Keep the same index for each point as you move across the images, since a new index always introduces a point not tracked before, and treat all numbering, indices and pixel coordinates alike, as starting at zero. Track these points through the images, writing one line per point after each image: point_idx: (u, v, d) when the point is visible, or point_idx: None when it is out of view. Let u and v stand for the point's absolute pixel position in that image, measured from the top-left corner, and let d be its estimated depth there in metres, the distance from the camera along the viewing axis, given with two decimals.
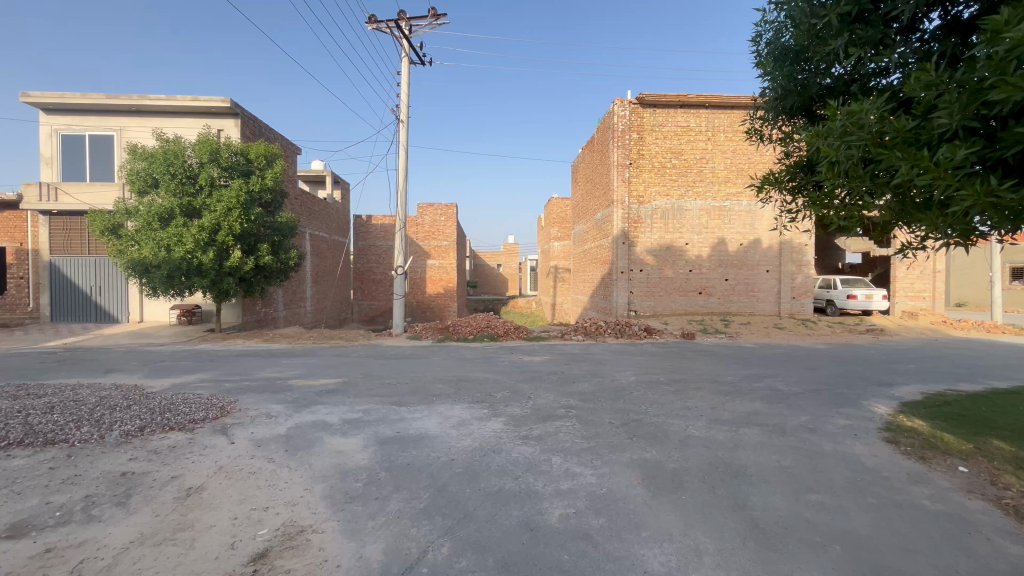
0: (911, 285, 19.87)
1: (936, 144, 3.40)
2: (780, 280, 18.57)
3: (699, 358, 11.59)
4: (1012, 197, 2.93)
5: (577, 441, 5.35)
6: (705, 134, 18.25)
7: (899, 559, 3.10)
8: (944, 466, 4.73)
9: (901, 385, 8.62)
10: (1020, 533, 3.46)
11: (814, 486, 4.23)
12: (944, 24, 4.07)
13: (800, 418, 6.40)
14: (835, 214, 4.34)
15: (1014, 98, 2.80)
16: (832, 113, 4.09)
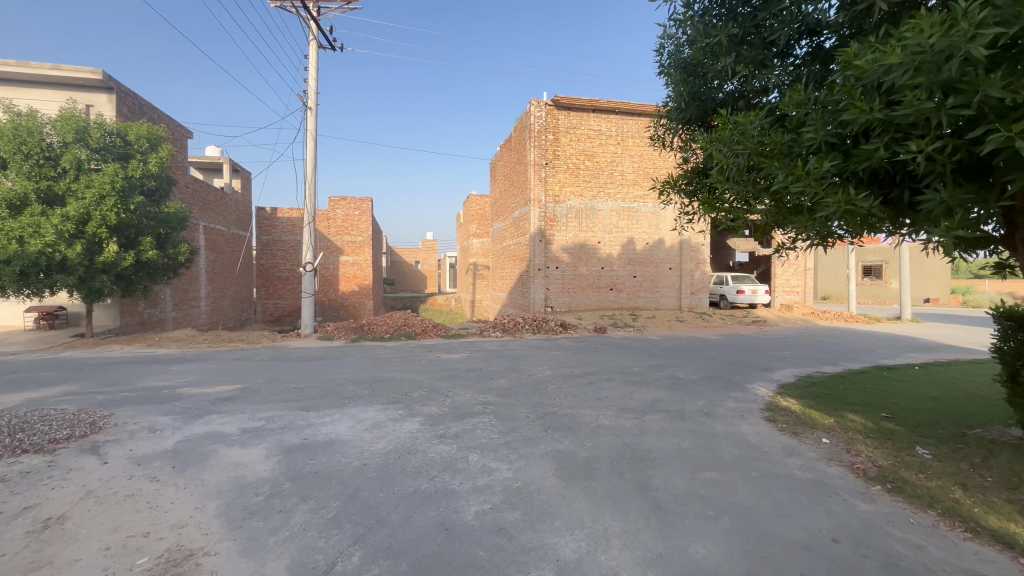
0: (787, 281, 22.61)
1: (805, 155, 3.87)
2: (681, 277, 20.15)
3: (610, 351, 12.23)
4: (863, 205, 3.39)
5: (493, 437, 5.40)
6: (615, 139, 19.26)
7: (776, 524, 3.50)
8: (811, 439, 5.43)
9: (779, 369, 9.76)
10: (868, 492, 4.07)
11: (708, 464, 4.64)
12: (810, 51, 4.57)
13: (696, 403, 6.99)
14: (724, 215, 4.79)
15: (861, 118, 3.26)
16: (722, 124, 4.53)
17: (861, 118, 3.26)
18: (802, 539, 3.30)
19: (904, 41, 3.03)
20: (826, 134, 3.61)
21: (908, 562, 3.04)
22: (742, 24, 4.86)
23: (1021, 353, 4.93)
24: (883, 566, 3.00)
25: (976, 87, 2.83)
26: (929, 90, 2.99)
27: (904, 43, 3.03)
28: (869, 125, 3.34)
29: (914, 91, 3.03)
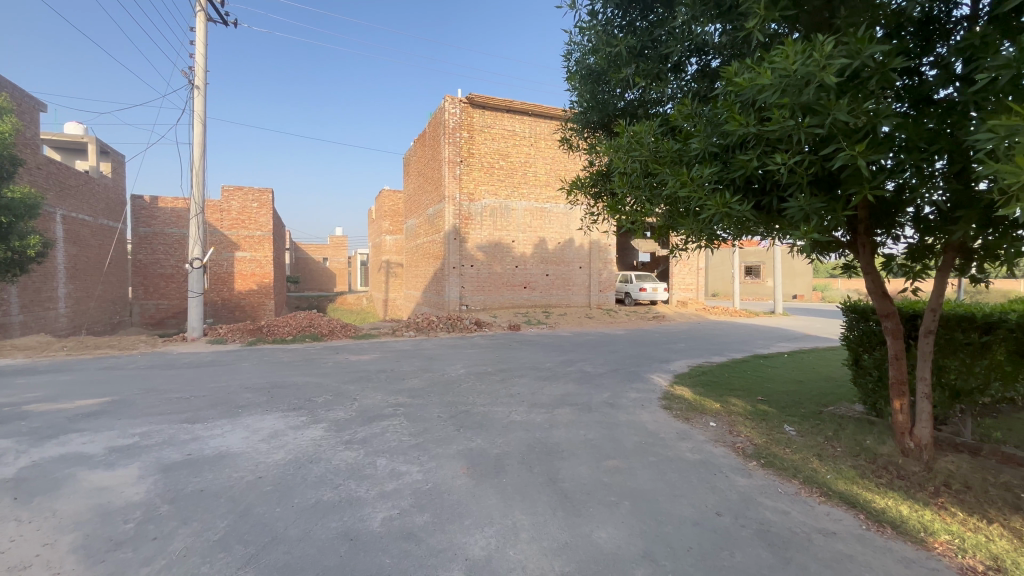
0: (683, 280, 24.75)
1: (692, 163, 4.23)
2: (590, 276, 21.14)
3: (523, 347, 12.49)
4: (739, 209, 3.77)
5: (404, 439, 5.25)
6: (527, 140, 19.68)
7: (669, 504, 3.79)
8: (701, 424, 5.96)
9: (675, 360, 10.62)
10: (746, 468, 4.56)
11: (611, 453, 4.91)
12: (697, 70, 4.98)
13: (602, 395, 7.37)
14: (625, 217, 5.11)
15: (739, 131, 3.63)
16: (622, 130, 4.82)
17: (738, 131, 3.63)
18: (691, 515, 3.61)
19: (774, 65, 3.42)
20: (710, 145, 3.97)
21: (776, 527, 3.45)
22: (640, 38, 5.17)
23: (862, 340, 5.81)
24: (756, 533, 3.37)
25: (827, 110, 3.29)
26: (793, 110, 3.41)
27: (774, 66, 3.43)
28: (745, 137, 3.73)
29: (781, 109, 3.43)
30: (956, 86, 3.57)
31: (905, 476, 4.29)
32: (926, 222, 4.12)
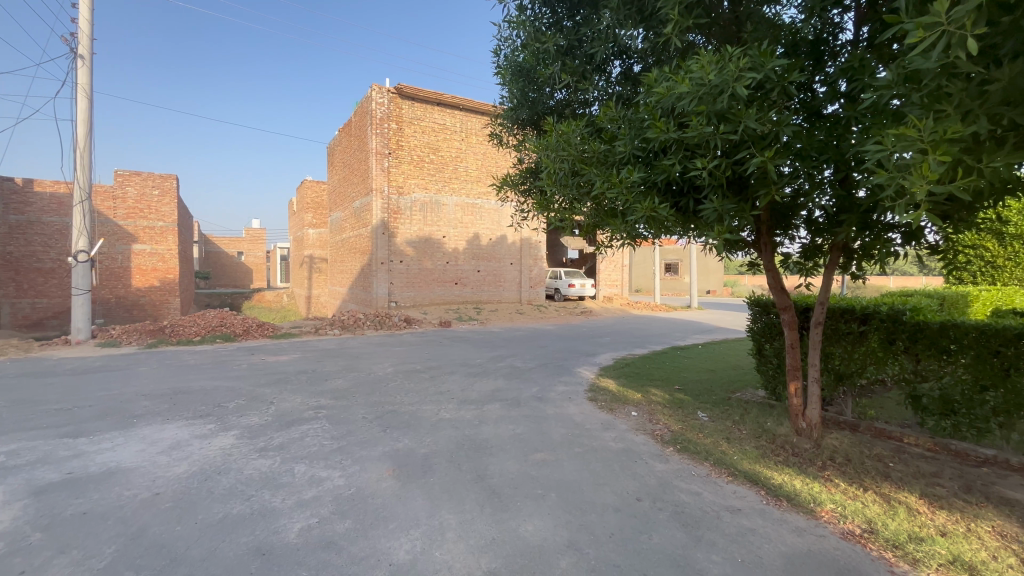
0: (609, 276, 25.85)
1: (617, 165, 4.37)
2: (521, 272, 21.41)
3: (454, 344, 12.39)
4: (660, 210, 3.95)
5: (325, 444, 4.99)
6: (458, 134, 19.47)
7: (593, 493, 3.92)
8: (624, 413, 6.23)
9: (600, 353, 11.04)
10: (663, 454, 4.83)
11: (539, 446, 4.99)
12: (621, 74, 5.16)
13: (531, 389, 7.49)
14: (554, 216, 5.20)
15: (660, 135, 3.79)
16: (550, 130, 4.89)
17: (660, 135, 3.79)
18: (613, 503, 3.75)
19: (692, 74, 3.62)
20: (634, 147, 4.12)
21: (689, 508, 3.68)
22: (567, 38, 5.26)
23: (764, 331, 6.37)
24: (672, 515, 3.57)
25: (738, 119, 3.55)
26: (709, 117, 3.63)
27: (692, 75, 3.63)
28: (666, 142, 3.91)
29: (699, 116, 3.64)
30: (839, 102, 4.00)
31: (799, 453, 4.74)
32: (815, 225, 4.59)
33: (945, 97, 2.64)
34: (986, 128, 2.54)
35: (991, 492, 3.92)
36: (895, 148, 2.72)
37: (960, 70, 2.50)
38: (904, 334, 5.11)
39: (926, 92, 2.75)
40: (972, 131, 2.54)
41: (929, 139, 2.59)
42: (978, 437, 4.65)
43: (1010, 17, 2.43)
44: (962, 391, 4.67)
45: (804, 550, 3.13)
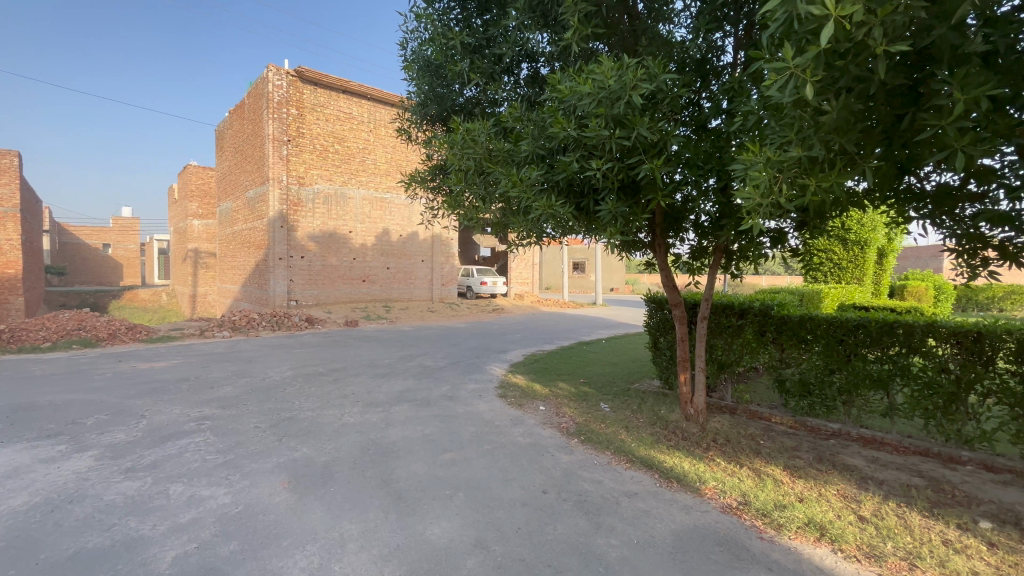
0: (520, 273, 26.37)
1: (521, 165, 4.44)
2: (432, 269, 21.08)
3: (361, 344, 11.86)
4: (560, 211, 4.09)
5: (208, 459, 4.49)
6: (366, 125, 18.62)
7: (500, 489, 3.95)
8: (532, 408, 6.37)
9: (510, 350, 11.22)
10: (568, 445, 5.01)
11: (448, 446, 4.93)
12: (528, 76, 5.26)
13: (441, 388, 7.39)
14: (462, 213, 5.18)
15: (561, 138, 3.92)
16: (456, 127, 4.84)
17: (561, 135, 3.92)
18: (520, 497, 3.81)
19: (594, 77, 3.79)
20: (538, 147, 4.22)
21: (591, 496, 3.86)
22: (475, 36, 5.24)
23: (659, 326, 6.88)
24: (575, 505, 3.71)
25: (632, 126, 3.77)
26: (607, 121, 3.81)
27: (594, 78, 3.79)
28: (567, 145, 4.05)
29: (598, 119, 3.80)
30: (721, 118, 4.38)
31: (687, 437, 5.18)
32: (702, 228, 5.02)
33: (793, 125, 3.00)
34: (820, 154, 2.93)
35: (836, 460, 4.59)
36: (752, 170, 3.05)
37: (801, 103, 2.86)
38: (772, 326, 5.81)
39: (781, 118, 3.10)
40: (810, 155, 2.92)
41: (770, 165, 3.01)
42: (827, 412, 5.43)
43: (840, 60, 2.80)
44: (815, 374, 5.43)
45: (690, 526, 3.42)
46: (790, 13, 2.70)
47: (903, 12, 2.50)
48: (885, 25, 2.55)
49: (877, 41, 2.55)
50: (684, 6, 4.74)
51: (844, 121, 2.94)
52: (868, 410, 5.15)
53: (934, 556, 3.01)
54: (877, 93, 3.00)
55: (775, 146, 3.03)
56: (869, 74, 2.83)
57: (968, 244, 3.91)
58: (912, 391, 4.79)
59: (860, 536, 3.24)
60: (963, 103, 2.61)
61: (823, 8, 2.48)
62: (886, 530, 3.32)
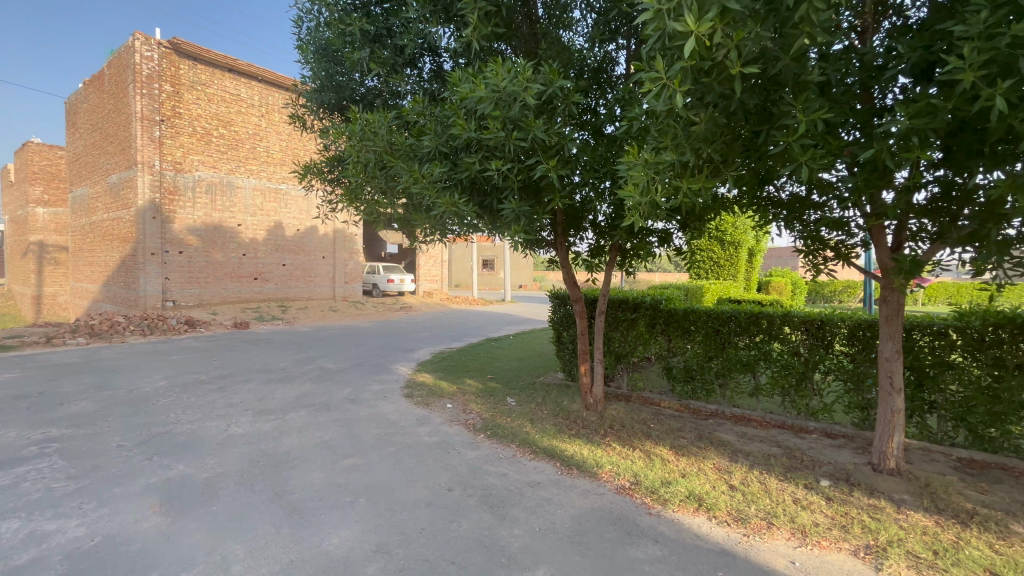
0: (428, 271, 25.90)
1: (423, 160, 4.37)
2: (334, 266, 20.00)
3: (251, 347, 10.88)
4: (464, 208, 4.08)
5: (55, 487, 3.84)
6: (257, 109, 17.06)
7: (404, 491, 3.86)
8: (439, 407, 6.31)
9: (418, 349, 11.00)
10: (475, 441, 5.05)
11: (349, 451, 4.71)
12: (432, 71, 5.22)
13: (343, 391, 7.03)
14: (364, 207, 4.97)
15: (462, 135, 3.94)
16: (354, 117, 4.65)
17: (462, 135, 3.94)
18: (425, 497, 3.76)
19: (488, 80, 3.86)
20: (440, 144, 4.19)
21: (496, 489, 3.92)
22: (376, 24, 5.04)
23: (563, 321, 7.18)
24: (480, 499, 3.75)
25: (528, 128, 3.88)
26: (504, 122, 3.90)
27: (488, 81, 3.86)
28: (469, 142, 4.08)
29: (495, 120, 3.88)
30: (615, 124, 4.61)
31: (587, 425, 5.47)
32: (599, 228, 5.30)
33: (668, 131, 3.31)
34: (690, 159, 3.27)
35: (713, 437, 5.14)
36: (636, 171, 3.29)
37: (674, 112, 3.17)
38: (660, 319, 6.34)
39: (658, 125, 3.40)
40: (681, 160, 3.25)
41: (648, 167, 3.29)
42: (707, 394, 6.06)
43: (706, 76, 3.15)
44: (697, 361, 6.03)
45: (588, 508, 3.63)
46: (661, 32, 3.00)
47: (753, 39, 2.90)
48: (738, 48, 2.92)
49: (733, 62, 2.93)
50: (581, 16, 5.00)
51: (710, 132, 3.31)
52: (739, 391, 5.82)
53: (787, 514, 3.50)
54: (738, 110, 3.42)
55: (654, 150, 3.31)
56: (730, 92, 3.22)
57: (812, 245, 4.57)
58: (773, 372, 5.51)
59: (730, 503, 3.67)
60: (803, 122, 3.07)
61: (685, 26, 2.78)
62: (750, 495, 3.79)
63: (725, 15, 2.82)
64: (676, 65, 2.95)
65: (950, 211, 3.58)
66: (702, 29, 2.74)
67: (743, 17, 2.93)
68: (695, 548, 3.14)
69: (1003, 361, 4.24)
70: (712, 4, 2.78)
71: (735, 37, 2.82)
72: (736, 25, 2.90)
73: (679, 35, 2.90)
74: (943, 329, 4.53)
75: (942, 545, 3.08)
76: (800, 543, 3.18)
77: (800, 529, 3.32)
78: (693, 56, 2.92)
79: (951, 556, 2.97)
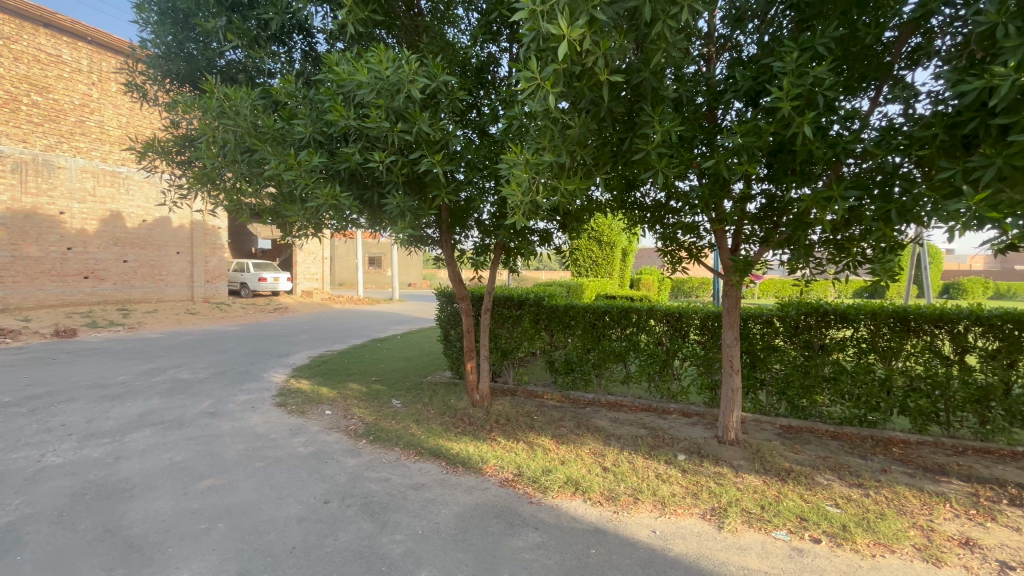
0: (307, 269, 23.96)
1: (295, 146, 4.04)
2: (192, 263, 17.63)
3: (78, 359, 9.10)
4: (341, 200, 3.84)
5: None
6: (86, 75, 14.31)
7: (273, 509, 3.53)
8: (316, 414, 5.88)
9: (294, 353, 10.14)
10: (356, 448, 4.80)
11: (206, 472, 4.17)
12: (304, 53, 4.93)
13: (201, 405, 6.21)
14: (224, 195, 4.42)
15: (339, 122, 3.71)
16: (209, 91, 4.13)
17: (340, 122, 3.70)
18: (297, 513, 3.48)
19: (371, 66, 3.68)
20: (315, 131, 3.90)
21: (377, 496, 3.77)
22: None
23: (450, 318, 7.14)
24: (360, 508, 3.58)
25: (413, 120, 3.78)
26: (387, 113, 3.76)
27: (370, 67, 3.68)
28: (345, 131, 3.85)
29: (378, 109, 3.71)
30: (498, 124, 4.66)
31: (473, 422, 5.50)
32: (484, 226, 5.36)
33: (544, 133, 3.45)
34: (565, 161, 3.46)
35: (590, 424, 5.51)
36: (517, 169, 3.36)
37: (551, 113, 3.32)
38: (543, 315, 6.63)
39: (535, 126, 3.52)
40: (556, 161, 3.42)
41: (530, 166, 3.37)
42: (585, 384, 6.48)
43: (578, 82, 3.36)
44: (577, 354, 6.42)
45: (472, 505, 3.66)
46: (537, 33, 3.11)
47: (617, 49, 3.17)
48: (604, 57, 3.16)
49: (601, 68, 3.16)
50: (465, 14, 5.01)
51: (583, 136, 3.53)
52: (613, 379, 6.31)
53: (650, 488, 3.88)
54: (606, 117, 3.69)
55: (533, 150, 3.42)
56: (599, 99, 3.47)
57: (670, 246, 5.10)
58: (641, 361, 6.06)
59: (603, 484, 3.96)
60: (660, 133, 3.42)
61: (558, 27, 2.91)
62: (620, 474, 4.13)
63: (593, 25, 3.03)
64: (550, 66, 3.09)
65: (772, 220, 4.25)
66: (572, 34, 2.90)
67: (609, 28, 3.18)
68: (572, 530, 3.33)
69: (811, 342, 5.18)
70: (582, 12, 2.96)
71: (602, 45, 3.05)
72: (603, 36, 3.13)
73: (552, 38, 3.04)
74: (770, 318, 5.38)
75: (767, 501, 3.66)
76: (661, 514, 3.54)
77: (661, 501, 3.69)
78: (564, 59, 3.09)
79: (773, 508, 3.54)
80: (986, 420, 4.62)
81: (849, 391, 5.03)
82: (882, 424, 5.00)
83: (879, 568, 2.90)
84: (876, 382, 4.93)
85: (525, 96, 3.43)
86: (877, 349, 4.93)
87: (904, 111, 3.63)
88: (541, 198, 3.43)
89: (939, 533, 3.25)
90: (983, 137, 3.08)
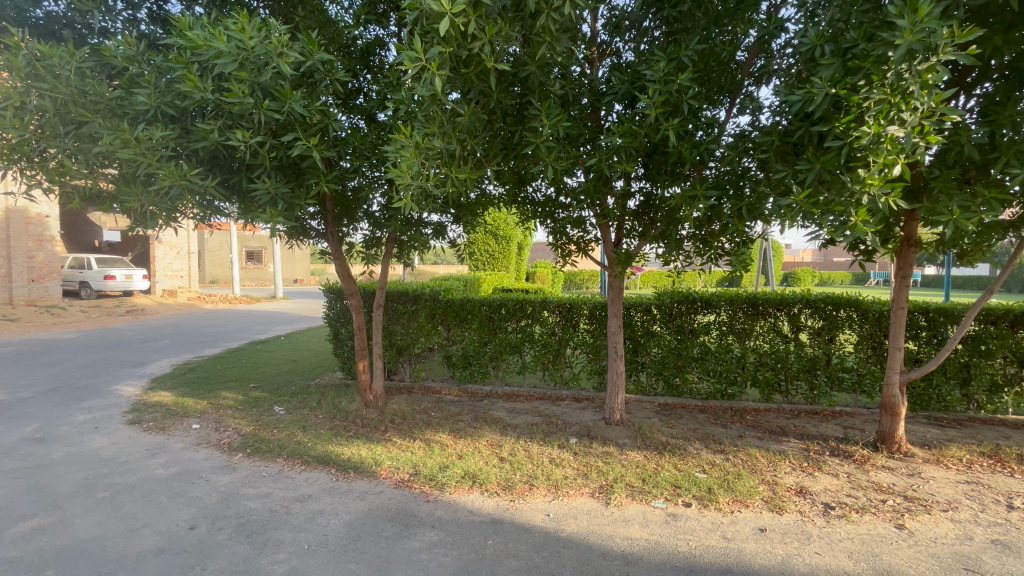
0: (169, 264, 20.82)
1: (138, 119, 3.48)
2: (7, 259, 14.49)
3: None
4: (200, 184, 3.38)
5: None
6: None
7: (122, 545, 3.03)
8: (180, 430, 5.16)
9: (151, 361, 8.83)
10: (230, 463, 4.31)
11: (27, 511, 3.44)
12: (152, 12, 4.25)
13: (22, 430, 5.11)
14: (45, 175, 3.66)
15: (194, 92, 3.27)
16: (18, 47, 3.40)
17: (194, 94, 3.26)
18: (154, 545, 3.03)
19: (225, 34, 3.28)
20: (163, 103, 3.40)
21: (255, 514, 3.41)
22: None
23: (341, 316, 6.72)
24: (234, 530, 3.21)
25: (283, 97, 3.44)
26: (252, 87, 3.40)
27: (227, 35, 3.30)
28: (203, 103, 3.42)
29: (238, 83, 3.34)
30: (385, 111, 4.44)
31: (367, 424, 5.25)
32: (374, 218, 5.08)
33: (431, 118, 3.36)
34: (456, 149, 3.41)
35: (487, 417, 5.54)
36: (405, 153, 3.21)
37: (438, 100, 3.25)
38: (439, 309, 6.53)
39: (419, 114, 3.39)
40: (444, 147, 3.35)
41: (417, 153, 3.25)
42: (482, 377, 6.53)
43: (465, 69, 3.33)
44: (474, 348, 6.43)
45: (365, 511, 3.48)
46: (418, 13, 3.02)
47: (501, 38, 3.20)
48: (489, 45, 3.18)
49: (487, 56, 3.17)
50: None
51: (473, 126, 3.52)
52: (511, 370, 6.44)
53: (544, 473, 4.02)
54: (495, 109, 3.71)
55: (419, 134, 3.29)
56: (487, 89, 3.48)
57: (561, 241, 5.30)
58: (536, 351, 6.27)
59: (499, 474, 4.02)
60: (547, 127, 3.53)
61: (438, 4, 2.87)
62: (516, 463, 4.22)
63: (477, 8, 3.04)
64: (435, 48, 3.03)
65: (648, 216, 4.60)
66: (454, 11, 2.88)
67: (494, 17, 3.19)
68: (469, 523, 3.33)
69: (683, 327, 5.78)
70: None
71: (488, 32, 3.07)
72: (488, 23, 3.14)
73: (433, 15, 2.96)
74: (648, 307, 5.87)
75: (647, 473, 4.00)
76: (554, 497, 3.68)
77: (554, 485, 3.84)
78: (450, 43, 3.06)
79: (652, 480, 3.88)
80: (814, 385, 5.53)
81: (713, 369, 5.69)
82: (739, 396, 5.74)
83: (735, 522, 3.31)
84: (733, 359, 5.64)
85: (411, 81, 3.31)
86: (734, 331, 5.64)
87: (752, 120, 4.14)
88: (429, 186, 3.33)
89: (781, 485, 3.81)
90: (808, 143, 3.61)
